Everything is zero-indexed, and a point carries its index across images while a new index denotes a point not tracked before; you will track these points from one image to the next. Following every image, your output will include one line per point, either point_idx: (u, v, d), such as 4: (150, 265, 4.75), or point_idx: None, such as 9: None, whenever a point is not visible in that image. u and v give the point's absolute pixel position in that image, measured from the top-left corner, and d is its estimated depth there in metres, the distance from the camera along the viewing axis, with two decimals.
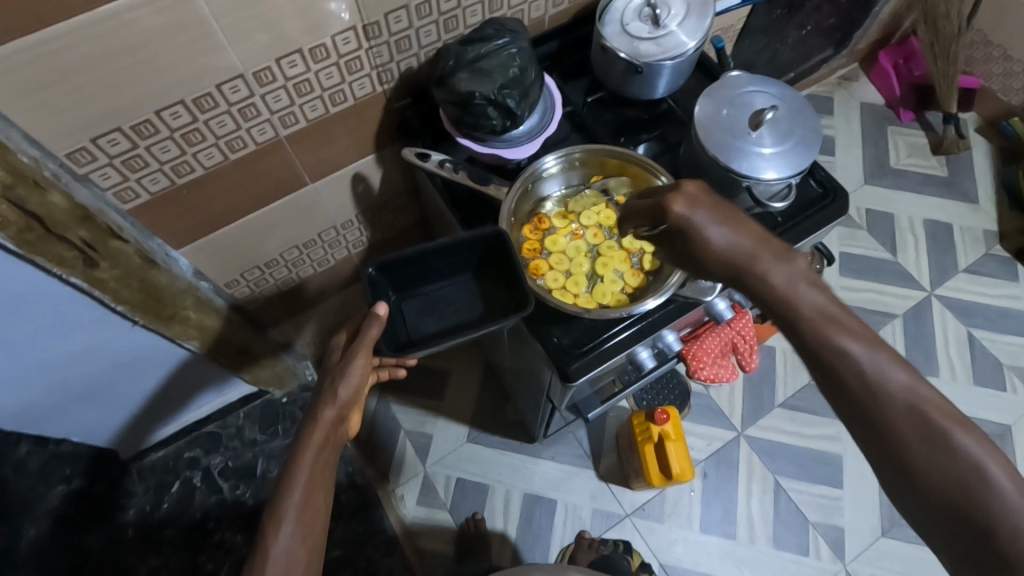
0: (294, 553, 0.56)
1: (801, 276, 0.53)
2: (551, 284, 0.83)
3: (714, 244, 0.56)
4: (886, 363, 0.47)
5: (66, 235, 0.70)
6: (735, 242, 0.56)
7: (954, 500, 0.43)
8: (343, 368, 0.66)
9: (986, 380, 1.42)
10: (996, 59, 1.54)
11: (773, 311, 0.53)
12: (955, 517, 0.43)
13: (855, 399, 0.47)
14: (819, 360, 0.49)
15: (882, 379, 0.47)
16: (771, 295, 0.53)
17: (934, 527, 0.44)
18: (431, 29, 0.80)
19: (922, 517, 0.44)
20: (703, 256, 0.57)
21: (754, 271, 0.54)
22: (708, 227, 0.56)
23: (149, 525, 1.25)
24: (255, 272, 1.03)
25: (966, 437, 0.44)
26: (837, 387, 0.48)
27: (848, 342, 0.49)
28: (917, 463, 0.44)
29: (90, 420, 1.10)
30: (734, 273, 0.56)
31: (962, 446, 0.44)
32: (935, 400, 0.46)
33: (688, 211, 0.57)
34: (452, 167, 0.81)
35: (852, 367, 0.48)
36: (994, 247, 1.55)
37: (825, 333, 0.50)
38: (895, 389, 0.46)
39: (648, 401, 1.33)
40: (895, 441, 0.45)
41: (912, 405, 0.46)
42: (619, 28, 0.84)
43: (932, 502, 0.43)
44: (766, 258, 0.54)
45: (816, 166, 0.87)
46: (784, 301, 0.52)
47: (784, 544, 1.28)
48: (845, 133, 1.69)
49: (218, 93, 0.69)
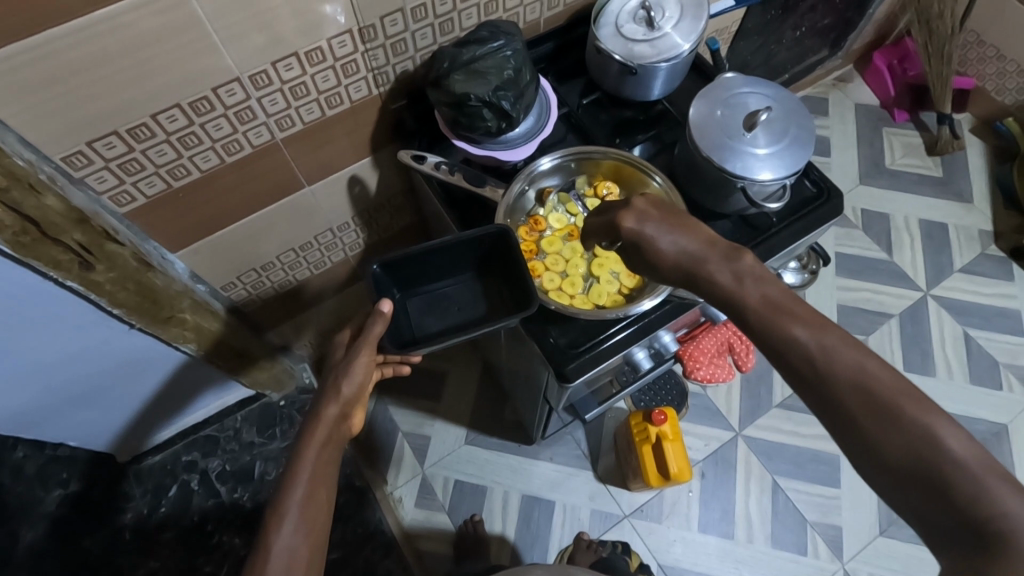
0: (296, 550, 0.56)
1: (748, 273, 0.53)
2: (547, 285, 0.83)
3: (663, 251, 0.57)
4: (834, 345, 0.46)
5: (60, 237, 0.70)
6: (684, 248, 0.57)
7: (918, 474, 0.41)
8: (345, 367, 0.66)
9: (983, 379, 1.43)
10: (990, 59, 1.55)
11: (726, 311, 0.53)
12: (921, 490, 0.41)
13: (810, 384, 0.46)
14: (772, 349, 0.49)
15: (832, 360, 0.46)
16: (722, 297, 0.53)
17: (903, 505, 0.42)
18: (427, 32, 0.80)
19: (891, 496, 0.43)
20: (655, 263, 0.58)
21: (704, 273, 0.54)
22: (657, 237, 0.58)
23: (146, 528, 1.25)
24: (252, 275, 1.03)
25: (919, 410, 0.43)
26: (791, 374, 0.48)
27: (795, 329, 0.48)
28: (873, 441, 0.43)
29: (87, 423, 1.10)
30: (687, 277, 0.56)
31: (916, 419, 0.42)
32: (884, 377, 0.44)
33: (637, 225, 0.59)
34: (448, 168, 0.81)
35: (800, 350, 0.47)
36: (989, 247, 1.56)
37: (774, 320, 0.49)
38: (844, 366, 0.45)
39: (646, 402, 1.33)
40: (850, 421, 0.44)
41: (863, 382, 0.44)
42: (614, 30, 0.85)
43: (897, 479, 0.42)
44: (714, 260, 0.55)
45: (810, 166, 0.87)
46: (735, 300, 0.52)
47: (782, 544, 1.28)
48: (841, 134, 1.70)
49: (214, 96, 0.69)
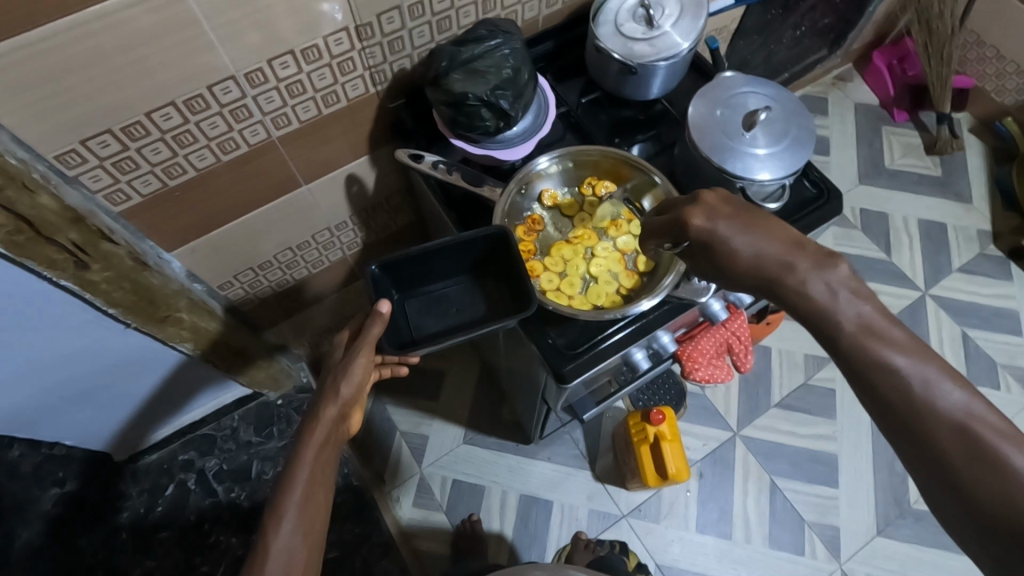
0: (295, 550, 0.56)
1: (844, 286, 0.52)
2: (546, 286, 0.82)
3: (739, 254, 0.56)
4: (935, 379, 0.46)
5: (55, 236, 0.69)
6: (761, 250, 0.55)
7: (1002, 516, 0.41)
8: (344, 368, 0.65)
9: (981, 379, 1.43)
10: (989, 59, 1.55)
11: (812, 321, 0.53)
12: (1010, 533, 0.41)
13: (902, 412, 0.47)
14: (864, 376, 0.49)
15: (929, 393, 0.46)
16: (812, 309, 0.52)
17: (981, 542, 0.42)
18: (424, 30, 0.80)
19: (970, 532, 0.43)
20: (729, 267, 0.57)
21: (789, 282, 0.53)
22: (733, 237, 0.56)
23: (143, 527, 1.25)
24: (249, 274, 1.02)
25: (1017, 455, 0.42)
26: (878, 400, 0.48)
27: (894, 357, 0.48)
28: (968, 477, 0.43)
29: (83, 422, 1.09)
30: (766, 283, 0.55)
31: (1011, 462, 0.42)
32: (987, 417, 0.44)
33: (708, 223, 0.57)
34: (445, 167, 0.81)
35: (895, 379, 0.47)
36: (988, 247, 1.56)
37: (868, 347, 0.49)
38: (942, 402, 0.46)
39: (644, 402, 1.32)
40: (939, 455, 0.44)
41: (962, 421, 0.44)
42: (612, 29, 0.84)
43: (986, 518, 0.42)
44: (803, 266, 0.53)
45: (810, 167, 0.87)
46: (824, 313, 0.52)
47: (780, 544, 1.28)
48: (840, 133, 1.69)
49: (209, 94, 0.69)
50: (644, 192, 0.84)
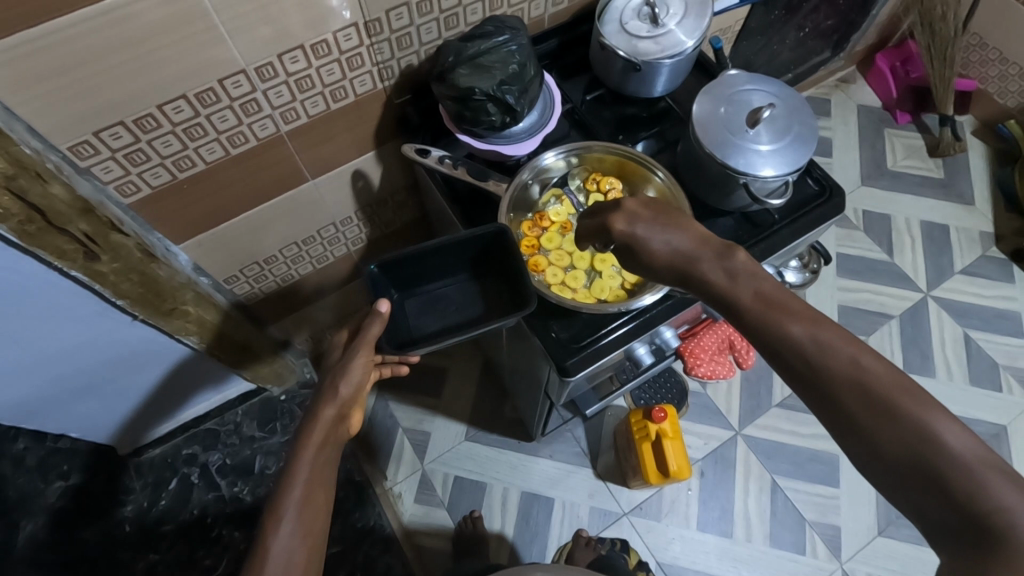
0: (295, 551, 0.56)
1: (741, 272, 0.52)
2: (551, 280, 0.83)
3: (658, 251, 0.57)
4: (827, 338, 0.47)
5: (67, 227, 0.71)
6: (676, 247, 0.56)
7: (912, 464, 0.42)
8: (343, 367, 0.66)
9: (983, 380, 1.43)
10: (992, 62, 1.56)
11: (724, 312, 0.53)
12: (916, 477, 0.42)
13: (804, 375, 0.47)
14: (767, 344, 0.49)
15: (827, 357, 0.46)
16: (715, 295, 0.53)
17: (898, 492, 0.43)
18: (432, 27, 0.81)
19: (888, 485, 0.43)
20: (650, 265, 0.58)
21: (696, 274, 0.54)
22: (651, 237, 0.57)
23: (146, 522, 1.25)
24: (255, 268, 1.03)
25: (913, 404, 0.43)
26: (789, 371, 0.48)
27: (790, 326, 0.48)
28: (869, 430, 0.43)
29: (88, 414, 1.10)
30: (681, 276, 0.55)
31: (910, 412, 0.43)
32: (877, 371, 0.45)
33: (628, 227, 0.58)
34: (451, 162, 0.82)
35: (794, 348, 0.47)
36: (990, 249, 1.56)
37: (767, 316, 0.49)
38: (837, 363, 0.46)
39: (645, 400, 1.33)
40: (848, 416, 0.44)
41: (861, 378, 0.45)
42: (618, 27, 0.85)
43: (890, 465, 0.43)
44: (706, 260, 0.54)
45: (813, 165, 0.88)
46: (730, 300, 0.52)
47: (781, 543, 1.28)
48: (843, 135, 1.70)
49: (220, 87, 0.70)
50: (646, 187, 0.85)
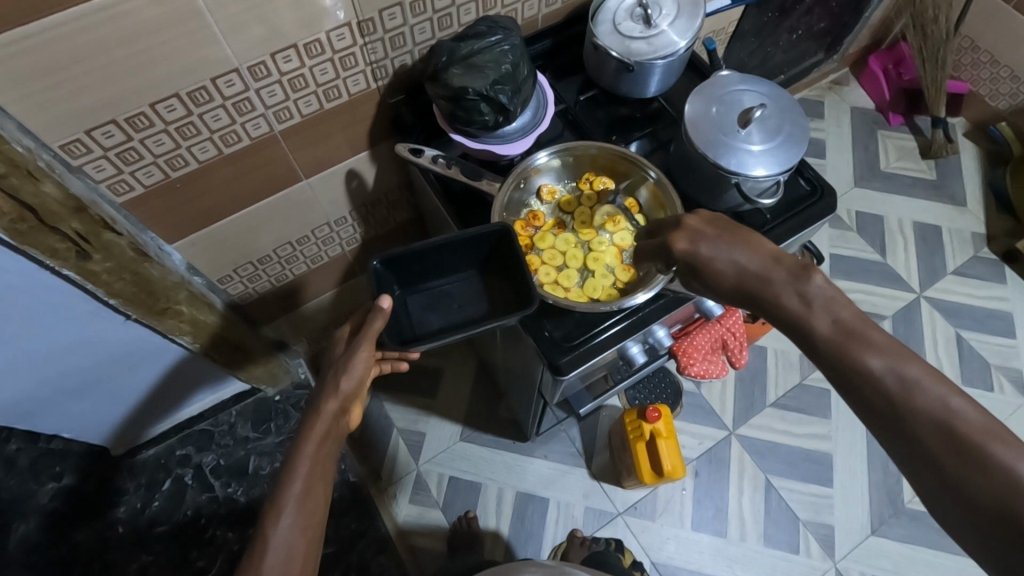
0: (293, 544, 0.56)
1: (819, 299, 0.51)
2: (543, 278, 0.83)
3: (723, 272, 0.56)
4: (910, 375, 0.47)
5: (58, 225, 0.71)
6: (745, 266, 0.55)
7: (996, 512, 0.42)
8: (346, 361, 0.65)
9: (975, 380, 1.43)
10: (983, 64, 1.57)
11: (793, 335, 0.53)
12: (996, 523, 0.42)
13: (882, 409, 0.47)
14: (842, 375, 0.49)
15: (913, 395, 0.46)
16: (790, 321, 0.52)
17: (977, 537, 0.43)
18: (426, 26, 0.81)
19: (966, 528, 0.43)
20: (713, 285, 0.57)
21: (765, 296, 0.53)
22: (716, 256, 0.56)
23: (139, 524, 1.24)
24: (249, 268, 1.02)
25: (1004, 450, 0.43)
26: (866, 406, 0.48)
27: (869, 359, 0.48)
28: (949, 467, 0.44)
29: (80, 414, 1.10)
30: (747, 297, 0.55)
31: (1001, 458, 0.42)
32: (965, 414, 0.45)
33: (693, 247, 0.58)
34: (445, 162, 0.82)
35: (875, 382, 0.47)
36: (982, 249, 1.57)
37: (843, 347, 0.49)
38: (924, 402, 0.46)
39: (640, 400, 1.34)
40: (929, 456, 0.44)
41: (942, 416, 0.45)
42: (611, 27, 0.85)
43: (969, 505, 0.43)
44: (780, 280, 0.53)
45: (805, 165, 0.88)
46: (803, 325, 0.52)
47: (775, 542, 1.29)
48: (836, 136, 1.71)
49: (213, 87, 0.70)
50: (639, 187, 0.85)
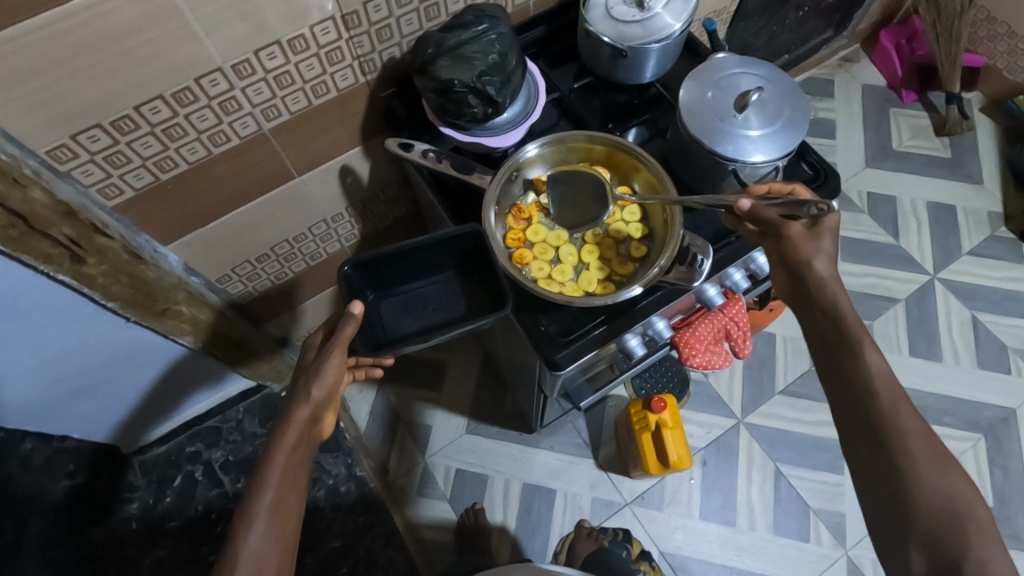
0: (265, 553, 0.57)
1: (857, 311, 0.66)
2: (536, 274, 0.81)
3: (818, 265, 0.68)
4: (897, 397, 0.60)
5: (49, 230, 0.71)
6: (830, 269, 0.68)
7: (930, 514, 0.56)
8: (317, 369, 0.65)
9: (991, 364, 1.40)
10: (1000, 36, 1.53)
11: (826, 322, 0.67)
12: (925, 518, 0.56)
13: (867, 417, 0.61)
14: (843, 358, 0.64)
15: (897, 416, 0.60)
16: (829, 310, 0.67)
17: (897, 521, 0.58)
18: (412, 17, 0.80)
19: (885, 511, 0.59)
20: (803, 266, 0.68)
21: (825, 290, 0.67)
22: (824, 249, 0.68)
23: (151, 519, 1.26)
24: (247, 267, 1.02)
25: (949, 474, 0.57)
26: (855, 406, 0.62)
27: (875, 371, 0.62)
28: (892, 451, 0.59)
29: (90, 413, 1.11)
30: (821, 283, 0.67)
31: (946, 480, 0.57)
32: (925, 441, 0.58)
33: (815, 235, 0.68)
34: (436, 156, 0.81)
35: (874, 396, 0.61)
36: (999, 229, 1.53)
37: (859, 341, 0.64)
38: (901, 424, 0.59)
39: (647, 390, 1.31)
40: (891, 459, 0.59)
41: (910, 439, 0.59)
42: (603, 12, 0.83)
43: (909, 503, 0.57)
44: (837, 288, 0.67)
45: (807, 150, 0.86)
46: (836, 317, 0.66)
47: (784, 530, 1.27)
48: (846, 116, 1.67)
49: (197, 86, 0.69)
50: (635, 177, 0.84)
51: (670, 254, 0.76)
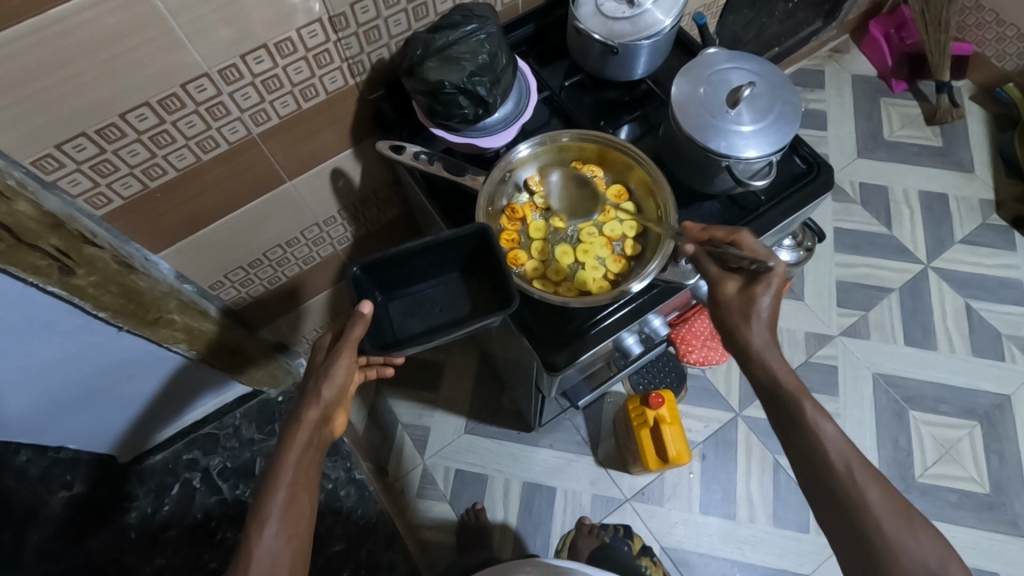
0: (279, 553, 0.56)
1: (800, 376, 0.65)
2: (532, 273, 0.82)
3: (743, 328, 0.67)
4: (857, 468, 0.60)
5: (37, 243, 0.71)
6: (763, 336, 0.67)
7: None
8: (327, 368, 0.64)
9: (985, 351, 1.41)
10: (988, 24, 1.53)
11: (768, 391, 0.67)
12: None
13: (831, 489, 0.61)
14: (794, 434, 0.64)
15: (862, 490, 0.60)
16: (769, 378, 0.66)
17: None
18: (401, 18, 0.79)
19: None
20: (736, 331, 0.68)
21: (757, 359, 0.67)
22: (761, 309, 0.67)
23: (151, 528, 1.25)
24: (240, 273, 1.01)
25: (919, 538, 0.57)
26: (818, 481, 0.62)
27: (828, 441, 0.62)
28: (860, 524, 0.59)
29: (86, 423, 1.10)
30: (755, 353, 0.67)
31: (917, 547, 0.57)
32: (890, 508, 0.59)
33: (751, 293, 0.67)
34: (427, 158, 0.80)
35: (832, 471, 0.61)
36: (991, 217, 1.53)
37: (804, 410, 0.64)
38: (864, 495, 0.59)
39: (644, 384, 1.31)
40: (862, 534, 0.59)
41: (876, 510, 0.59)
42: (593, 8, 0.82)
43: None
44: (774, 353, 0.66)
45: (799, 143, 0.86)
46: (776, 385, 0.66)
47: (784, 522, 1.28)
48: (837, 106, 1.67)
49: (184, 93, 0.68)
50: (628, 174, 0.84)
51: (664, 254, 0.76)
